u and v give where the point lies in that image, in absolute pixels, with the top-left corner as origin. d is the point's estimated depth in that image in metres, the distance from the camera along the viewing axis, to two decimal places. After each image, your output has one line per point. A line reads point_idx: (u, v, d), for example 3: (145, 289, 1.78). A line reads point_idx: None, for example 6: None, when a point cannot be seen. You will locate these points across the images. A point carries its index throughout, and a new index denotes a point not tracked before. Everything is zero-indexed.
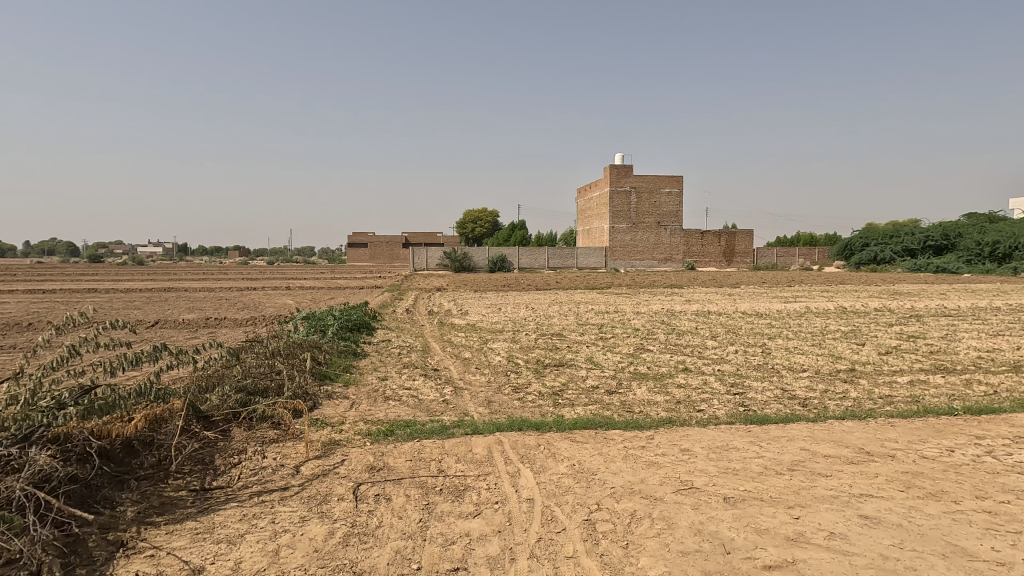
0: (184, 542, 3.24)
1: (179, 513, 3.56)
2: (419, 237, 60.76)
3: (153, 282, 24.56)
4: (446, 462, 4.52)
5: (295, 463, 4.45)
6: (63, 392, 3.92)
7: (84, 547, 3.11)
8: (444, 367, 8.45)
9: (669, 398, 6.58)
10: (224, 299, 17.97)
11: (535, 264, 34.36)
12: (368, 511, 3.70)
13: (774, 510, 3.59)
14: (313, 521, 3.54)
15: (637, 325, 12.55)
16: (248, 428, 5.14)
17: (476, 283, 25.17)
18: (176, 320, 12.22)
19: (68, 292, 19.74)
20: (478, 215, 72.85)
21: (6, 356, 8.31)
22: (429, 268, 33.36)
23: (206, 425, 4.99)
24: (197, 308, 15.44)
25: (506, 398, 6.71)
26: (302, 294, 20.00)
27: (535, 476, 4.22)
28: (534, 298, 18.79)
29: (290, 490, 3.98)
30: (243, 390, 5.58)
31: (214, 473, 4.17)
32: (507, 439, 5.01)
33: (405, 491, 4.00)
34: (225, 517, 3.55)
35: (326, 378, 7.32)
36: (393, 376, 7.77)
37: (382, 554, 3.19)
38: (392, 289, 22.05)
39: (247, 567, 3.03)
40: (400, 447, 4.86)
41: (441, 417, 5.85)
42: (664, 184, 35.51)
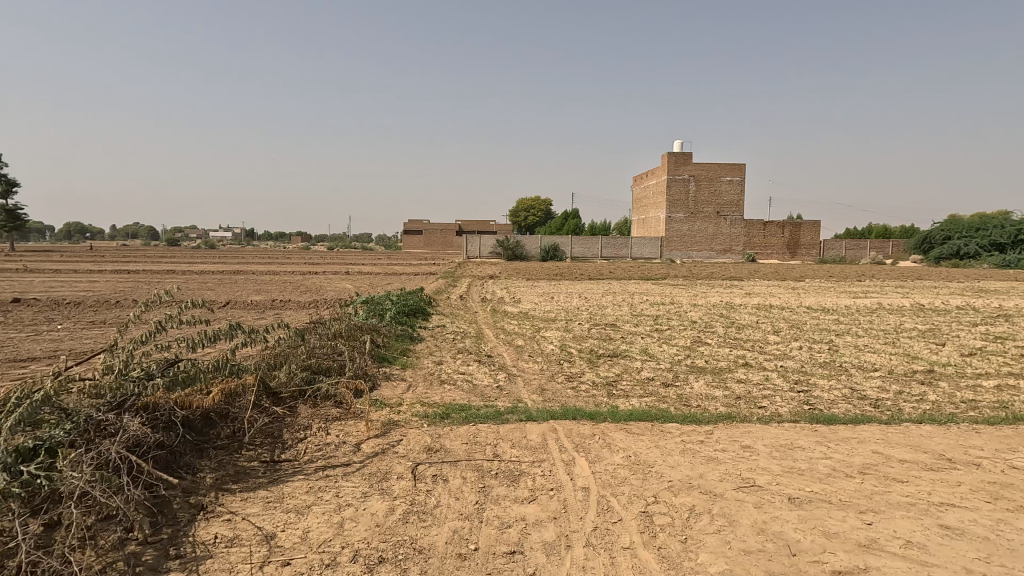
0: (257, 509, 3.44)
1: (252, 482, 3.79)
2: (472, 226, 61.53)
3: (224, 265, 26.03)
4: (502, 447, 4.58)
5: (357, 440, 4.63)
6: (151, 364, 4.18)
7: (169, 508, 3.35)
8: (498, 354, 8.56)
9: (728, 393, 6.41)
10: (289, 282, 18.79)
11: (588, 253, 34.06)
12: (426, 491, 3.80)
13: (843, 514, 3.43)
14: (374, 497, 3.68)
15: (695, 318, 12.26)
16: (313, 405, 5.38)
17: (529, 271, 25.22)
18: (246, 301, 12.90)
19: (150, 273, 21.13)
20: (531, 204, 73.04)
21: (97, 331, 9.01)
22: (482, 256, 33.85)
23: (276, 401, 5.24)
24: (263, 290, 16.27)
25: (560, 387, 6.72)
26: (361, 280, 20.67)
27: (590, 465, 4.22)
28: (587, 288, 18.55)
29: (352, 466, 4.15)
30: (308, 368, 5.83)
31: (283, 446, 4.39)
32: (561, 427, 5.02)
33: (462, 473, 4.08)
34: (294, 488, 3.74)
35: (384, 360, 7.58)
36: (448, 361, 7.93)
37: (441, 532, 3.27)
38: (446, 276, 22.37)
39: (314, 537, 3.18)
40: (456, 430, 4.95)
41: (496, 402, 5.94)
42: (725, 173, 34.20)
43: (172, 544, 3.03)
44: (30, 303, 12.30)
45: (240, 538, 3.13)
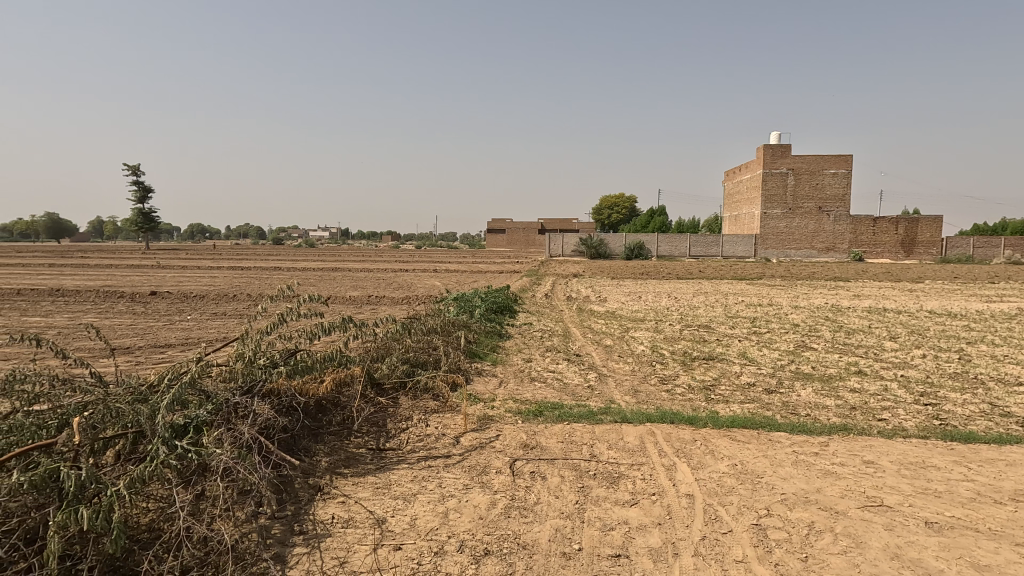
0: (368, 494, 3.63)
1: (361, 467, 4.00)
2: (555, 224, 61.44)
3: (324, 262, 27.86)
4: (598, 448, 4.51)
5: (455, 433, 4.76)
6: (275, 353, 4.53)
7: (291, 487, 3.62)
8: (586, 353, 8.47)
9: (841, 403, 5.91)
10: (382, 279, 19.74)
11: (675, 252, 32.93)
12: (525, 487, 3.82)
13: (995, 544, 3.04)
14: (475, 489, 3.76)
15: (797, 321, 11.46)
16: (413, 397, 5.60)
17: (613, 270, 24.77)
18: (346, 296, 13.69)
19: (260, 269, 23.01)
20: (614, 202, 71.81)
21: (220, 322, 9.94)
22: (565, 255, 33.75)
23: (380, 391, 5.51)
24: (359, 286, 17.20)
25: (653, 389, 6.54)
26: (448, 277, 21.30)
27: (693, 471, 4.05)
28: (676, 288, 17.90)
29: (452, 458, 4.27)
30: (408, 361, 6.08)
31: (387, 435, 4.61)
32: (659, 431, 4.87)
33: (559, 472, 4.06)
34: (399, 476, 3.91)
35: (476, 356, 7.75)
36: (537, 358, 7.96)
37: (543, 530, 3.28)
38: (530, 274, 22.49)
39: (422, 524, 3.30)
40: (550, 428, 4.95)
41: (588, 402, 5.87)
42: (829, 165, 31.67)
43: (296, 520, 3.26)
44: (164, 296, 13.81)
45: (355, 520, 3.30)
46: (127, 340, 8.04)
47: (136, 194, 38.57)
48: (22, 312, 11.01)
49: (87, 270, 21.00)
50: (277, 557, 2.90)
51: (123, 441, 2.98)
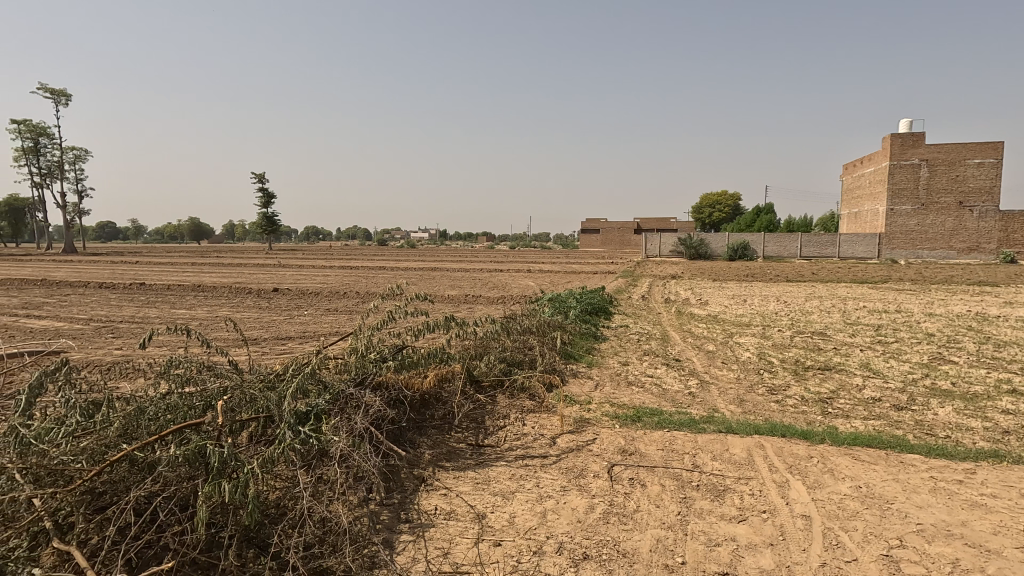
0: (468, 488, 3.74)
1: (462, 462, 4.13)
2: (652, 224, 59.64)
3: (425, 262, 29.11)
4: (702, 458, 4.31)
5: (552, 434, 4.76)
6: (384, 347, 4.79)
7: (398, 477, 3.81)
8: (686, 358, 8.11)
9: (990, 426, 5.18)
10: (479, 279, 20.26)
11: (785, 252, 30.69)
12: (624, 493, 3.74)
13: None
14: (573, 492, 3.74)
15: (932, 330, 10.20)
16: (510, 396, 5.67)
17: (715, 271, 23.56)
18: (445, 295, 14.21)
19: (367, 269, 24.52)
20: (716, 200, 68.28)
21: (332, 318, 10.72)
22: (662, 255, 32.67)
23: (478, 389, 5.65)
24: (457, 286, 17.77)
25: (762, 399, 6.12)
26: (542, 278, 21.41)
27: (810, 491, 3.74)
28: (785, 292, 16.66)
29: (549, 458, 4.27)
30: (505, 360, 6.16)
31: (486, 432, 4.71)
32: (770, 444, 4.55)
33: (660, 480, 3.93)
34: (498, 473, 3.98)
35: (571, 357, 7.71)
36: (635, 362, 7.76)
37: (643, 539, 3.19)
38: (626, 275, 22.01)
39: (521, 523, 3.34)
40: (649, 435, 4.80)
41: (689, 409, 5.63)
42: (973, 154, 27.88)
43: (402, 509, 3.43)
44: (286, 292, 15.17)
45: (457, 513, 3.41)
46: (255, 332, 8.91)
47: (262, 200, 42.72)
48: (172, 305, 12.60)
49: (223, 269, 23.64)
50: (387, 542, 3.07)
51: (255, 424, 3.29)
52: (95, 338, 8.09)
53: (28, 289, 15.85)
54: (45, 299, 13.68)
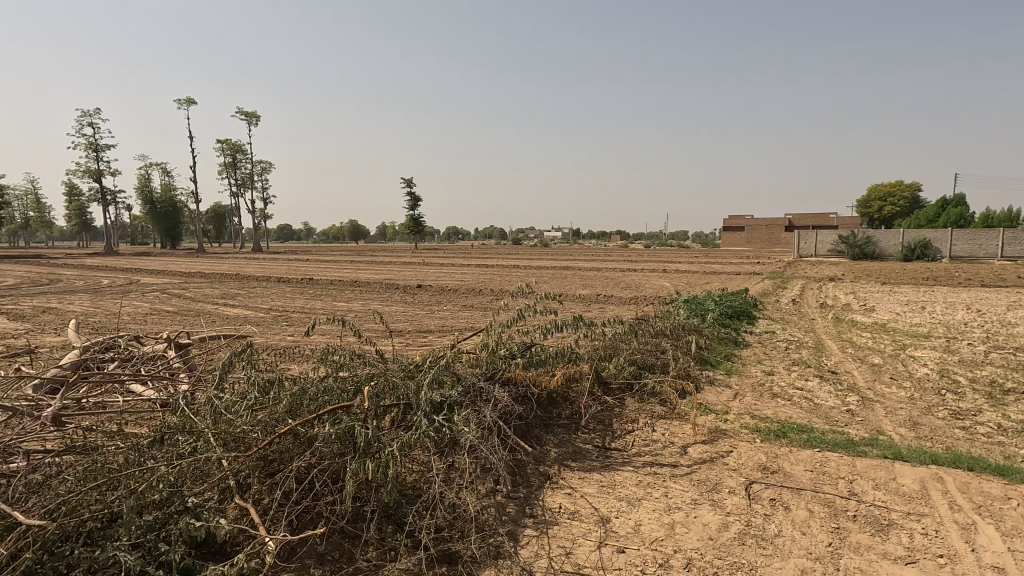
0: (593, 490, 3.70)
1: (587, 463, 4.10)
2: (807, 220, 53.95)
3: (558, 261, 29.33)
4: (860, 486, 3.81)
5: (683, 443, 4.53)
6: (513, 345, 4.89)
7: (524, 472, 3.89)
8: (845, 371, 7.21)
9: None
10: (611, 278, 19.92)
11: (979, 252, 25.90)
12: (764, 515, 3.43)
13: None
14: (705, 507, 3.52)
15: None
16: (640, 400, 5.49)
17: (884, 274, 20.65)
18: (576, 294, 14.18)
19: (502, 267, 25.35)
20: (888, 192, 59.72)
21: (468, 314, 11.24)
22: (818, 255, 29.43)
23: (606, 390, 5.55)
24: (589, 285, 17.65)
25: (942, 424, 5.24)
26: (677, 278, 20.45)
27: (1005, 539, 3.12)
28: (979, 299, 14.04)
29: (679, 468, 4.07)
30: (635, 363, 5.97)
31: (613, 435, 4.62)
32: (951, 478, 3.88)
33: (807, 505, 3.55)
34: (624, 478, 3.89)
35: (707, 363, 7.26)
36: (781, 372, 7.08)
37: (785, 568, 2.90)
38: (773, 277, 20.22)
39: (646, 532, 3.22)
40: (797, 453, 4.35)
41: (846, 429, 5.00)
42: None
43: (528, 504, 3.50)
44: (427, 289, 16.25)
45: (580, 514, 3.39)
46: (400, 325, 9.66)
47: (410, 203, 46.25)
48: (333, 298, 14.15)
49: (375, 266, 26.06)
50: (511, 535, 3.16)
51: (396, 410, 3.57)
52: (273, 325, 9.38)
53: (226, 281, 18.89)
54: (238, 290, 16.19)
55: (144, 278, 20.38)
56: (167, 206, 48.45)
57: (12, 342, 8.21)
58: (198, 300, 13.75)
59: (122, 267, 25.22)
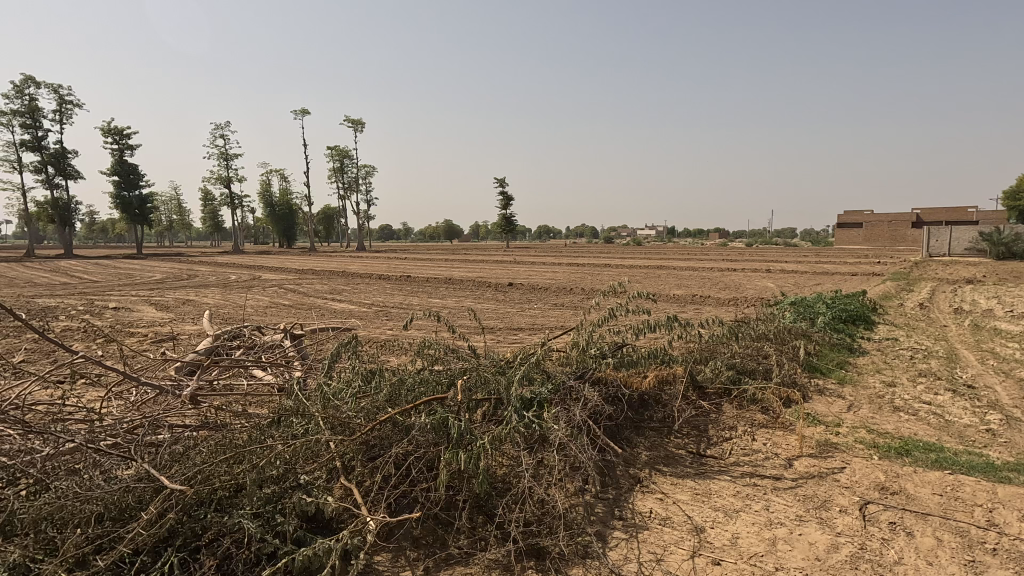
0: (686, 497, 3.56)
1: (680, 469, 3.96)
2: (939, 215, 48.15)
3: (651, 261, 28.49)
4: (1001, 515, 3.35)
5: (788, 455, 4.23)
6: (604, 345, 4.80)
7: (613, 473, 3.84)
8: (984, 385, 6.35)
9: None
10: (708, 278, 19.00)
11: None
12: (881, 539, 3.13)
13: None
14: (811, 524, 3.27)
15: None
16: (738, 407, 5.15)
17: None
18: (671, 294, 13.67)
19: (593, 266, 25.05)
20: None
21: (557, 312, 11.24)
22: (953, 254, 26.16)
23: (701, 395, 5.28)
24: (685, 285, 16.94)
25: None
26: (783, 278, 19.07)
27: None
28: None
29: (783, 481, 3.81)
30: (734, 367, 5.63)
31: (708, 441, 4.42)
32: None
33: (934, 532, 3.18)
34: (720, 487, 3.70)
35: (816, 371, 6.71)
36: (905, 384, 6.37)
37: None
38: (897, 278, 18.22)
39: (744, 546, 3.05)
40: (922, 474, 3.91)
41: (984, 451, 4.41)
42: None
43: (617, 505, 3.45)
44: (518, 287, 16.44)
45: (672, 521, 3.28)
46: (491, 322, 9.85)
47: (502, 202, 47.08)
48: (429, 295, 14.73)
49: (468, 264, 26.80)
50: (599, 535, 3.13)
51: (487, 405, 3.66)
52: (374, 319, 9.94)
53: (334, 278, 20.31)
54: (343, 286, 17.34)
55: (264, 274, 22.41)
56: (284, 208, 52.94)
57: (159, 329, 9.39)
58: (310, 295, 14.90)
59: (246, 264, 27.94)
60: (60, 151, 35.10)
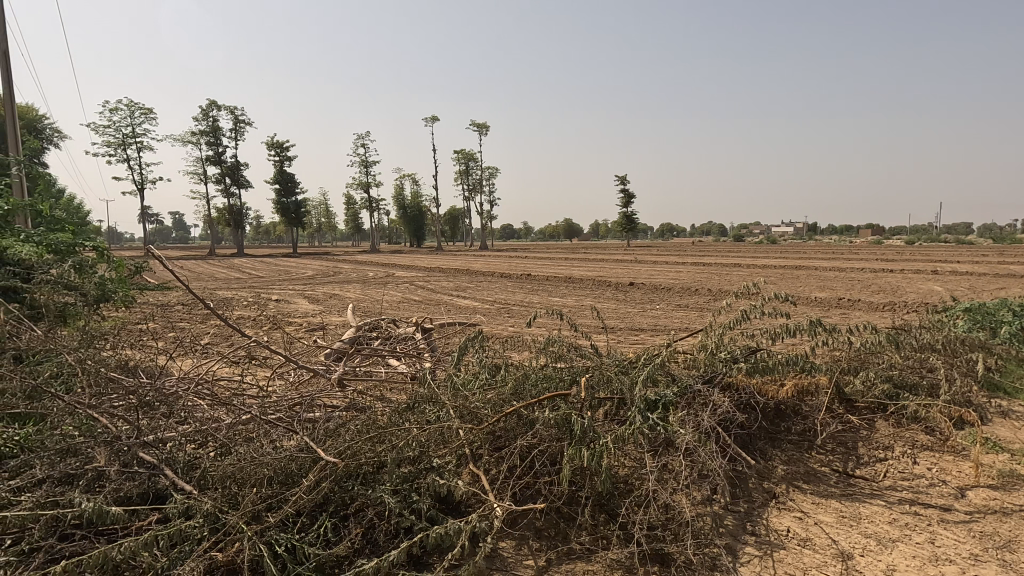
0: (831, 519, 3.25)
1: (823, 488, 3.61)
2: None
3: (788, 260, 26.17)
4: None
5: (959, 484, 3.67)
6: (736, 349, 4.44)
7: (745, 485, 3.63)
8: None
9: None
10: (857, 280, 17.02)
11: None
12: None
13: None
14: (991, 566, 2.81)
15: None
16: (895, 424, 4.50)
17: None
18: (812, 297, 12.45)
19: (721, 265, 23.63)
20: None
21: (681, 313, 10.77)
22: None
23: (848, 409, 4.71)
24: (828, 287, 15.34)
25: None
26: (955, 281, 16.49)
27: None
28: None
29: (953, 513, 3.32)
30: (890, 380, 4.83)
31: (858, 460, 3.97)
32: None
33: None
34: (872, 513, 3.32)
35: (999, 389, 5.72)
36: None
37: None
38: None
39: None
40: None
41: None
42: None
43: (749, 520, 3.25)
44: (639, 286, 16.02)
45: (814, 543, 3.02)
46: (611, 321, 9.72)
47: (623, 200, 46.13)
48: (549, 293, 14.90)
49: (588, 263, 26.62)
50: (729, 549, 2.97)
51: (610, 404, 3.63)
52: (497, 316, 10.29)
53: (458, 275, 21.33)
54: (468, 283, 18.15)
55: (397, 271, 24.16)
56: (414, 210, 56.63)
57: (311, 320, 10.56)
58: (437, 292, 15.79)
59: (382, 262, 30.34)
60: (235, 165, 40.80)
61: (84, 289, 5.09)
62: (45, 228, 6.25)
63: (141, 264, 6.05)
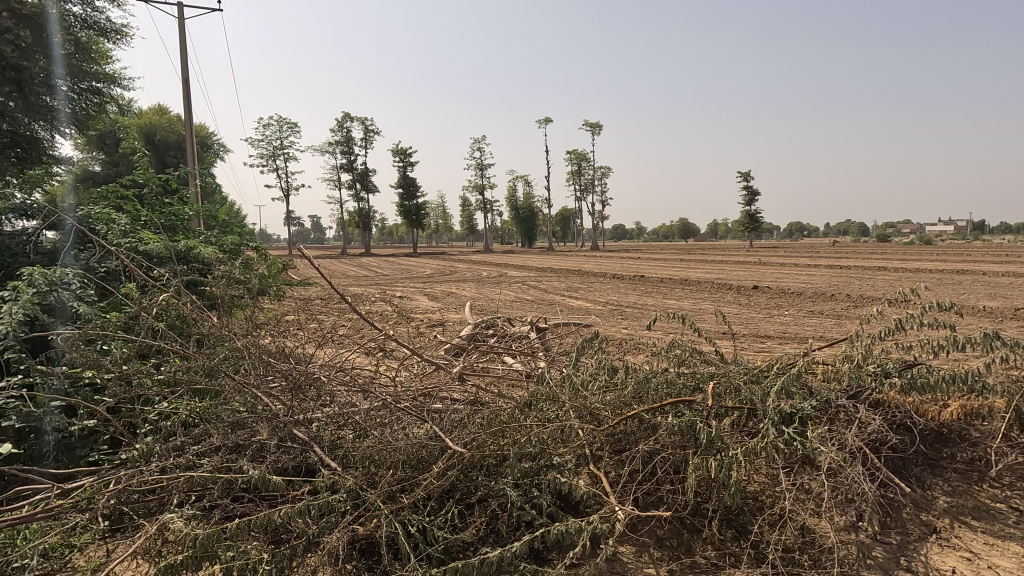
0: (1010, 565, 2.79)
1: (998, 527, 3.12)
2: None
3: (949, 263, 22.86)
4: None
5: None
6: (888, 361, 3.98)
7: (898, 514, 3.24)
8: None
9: None
10: None
11: None
12: None
13: None
14: None
15: None
16: None
17: None
18: (984, 307, 10.73)
19: (862, 268, 21.27)
20: None
21: (816, 320, 9.87)
22: None
23: None
24: (1003, 295, 13.16)
25: None
26: None
27: None
28: None
29: None
30: None
31: None
32: None
33: None
34: None
35: None
36: None
37: None
38: None
39: None
40: None
41: None
42: None
43: (903, 554, 2.90)
44: (765, 290, 14.94)
45: None
46: (734, 327, 9.18)
47: (747, 198, 43.32)
48: (665, 295, 14.41)
49: (708, 265, 25.31)
50: None
51: (739, 414, 3.44)
52: (611, 317, 10.15)
53: (570, 276, 21.36)
54: (580, 284, 18.12)
55: (510, 271, 24.74)
56: (527, 211, 57.56)
57: (432, 316, 11.18)
58: (550, 292, 15.91)
59: (497, 262, 31.25)
60: (365, 171, 44.29)
61: (249, 283, 5.82)
62: (217, 230, 7.25)
63: (291, 262, 6.78)
